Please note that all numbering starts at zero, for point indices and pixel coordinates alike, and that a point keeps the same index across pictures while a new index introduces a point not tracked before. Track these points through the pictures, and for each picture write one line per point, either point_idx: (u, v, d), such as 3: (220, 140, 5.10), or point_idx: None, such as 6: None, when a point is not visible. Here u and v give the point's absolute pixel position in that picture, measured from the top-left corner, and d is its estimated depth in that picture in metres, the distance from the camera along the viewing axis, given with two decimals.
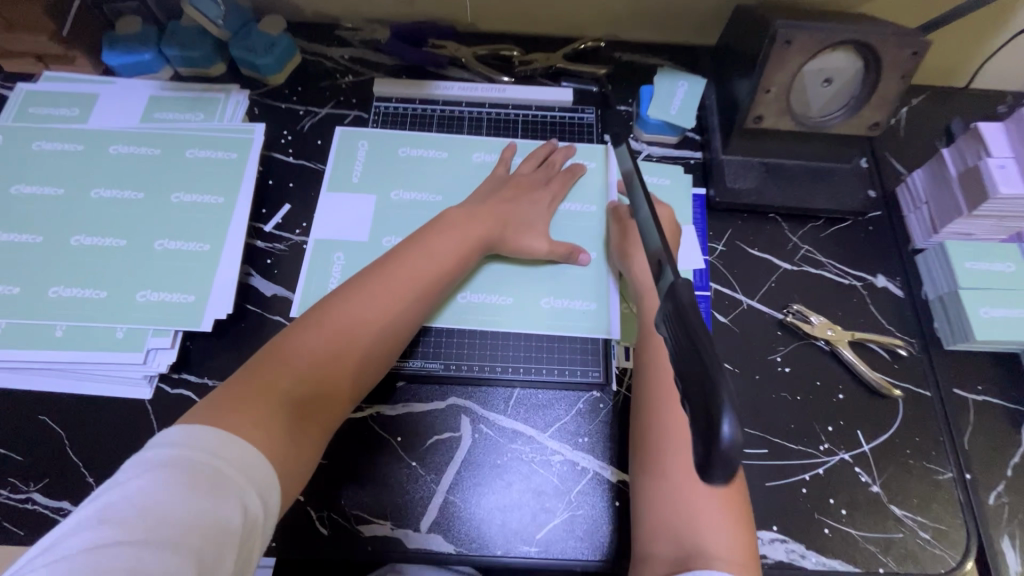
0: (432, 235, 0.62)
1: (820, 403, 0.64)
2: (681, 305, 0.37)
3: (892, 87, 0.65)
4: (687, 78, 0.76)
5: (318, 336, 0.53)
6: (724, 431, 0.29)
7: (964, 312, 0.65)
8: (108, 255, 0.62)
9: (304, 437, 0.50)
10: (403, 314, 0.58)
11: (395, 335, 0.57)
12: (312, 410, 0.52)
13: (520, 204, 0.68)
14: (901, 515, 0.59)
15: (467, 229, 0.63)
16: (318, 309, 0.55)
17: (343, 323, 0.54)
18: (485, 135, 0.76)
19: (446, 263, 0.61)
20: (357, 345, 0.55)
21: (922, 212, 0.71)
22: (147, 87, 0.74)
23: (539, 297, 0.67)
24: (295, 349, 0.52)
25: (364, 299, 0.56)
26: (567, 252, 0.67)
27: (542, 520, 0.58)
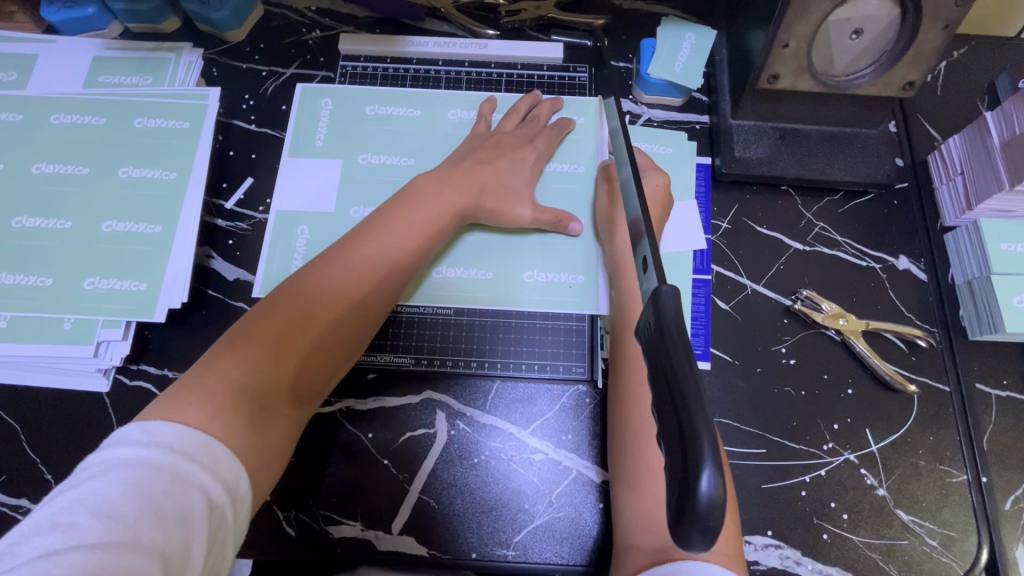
0: (407, 201, 0.55)
1: (827, 399, 0.59)
2: (662, 321, 0.33)
3: (933, 39, 0.56)
4: (694, 29, 0.68)
5: (283, 317, 0.46)
6: (703, 486, 0.26)
7: (994, 301, 0.58)
8: (54, 239, 0.58)
9: (268, 431, 0.43)
10: (380, 288, 0.51)
11: (369, 311, 0.51)
12: (283, 400, 0.45)
13: (501, 163, 0.60)
14: (907, 520, 0.55)
15: (442, 200, 0.55)
16: (278, 292, 0.48)
17: (307, 302, 0.47)
18: (464, 91, 0.68)
19: (422, 232, 0.54)
20: (331, 325, 0.48)
21: (955, 183, 0.64)
22: (90, 46, 0.67)
23: (521, 271, 0.61)
24: (260, 331, 0.45)
25: (335, 274, 0.49)
26: (553, 219, 0.60)
27: (521, 522, 0.54)
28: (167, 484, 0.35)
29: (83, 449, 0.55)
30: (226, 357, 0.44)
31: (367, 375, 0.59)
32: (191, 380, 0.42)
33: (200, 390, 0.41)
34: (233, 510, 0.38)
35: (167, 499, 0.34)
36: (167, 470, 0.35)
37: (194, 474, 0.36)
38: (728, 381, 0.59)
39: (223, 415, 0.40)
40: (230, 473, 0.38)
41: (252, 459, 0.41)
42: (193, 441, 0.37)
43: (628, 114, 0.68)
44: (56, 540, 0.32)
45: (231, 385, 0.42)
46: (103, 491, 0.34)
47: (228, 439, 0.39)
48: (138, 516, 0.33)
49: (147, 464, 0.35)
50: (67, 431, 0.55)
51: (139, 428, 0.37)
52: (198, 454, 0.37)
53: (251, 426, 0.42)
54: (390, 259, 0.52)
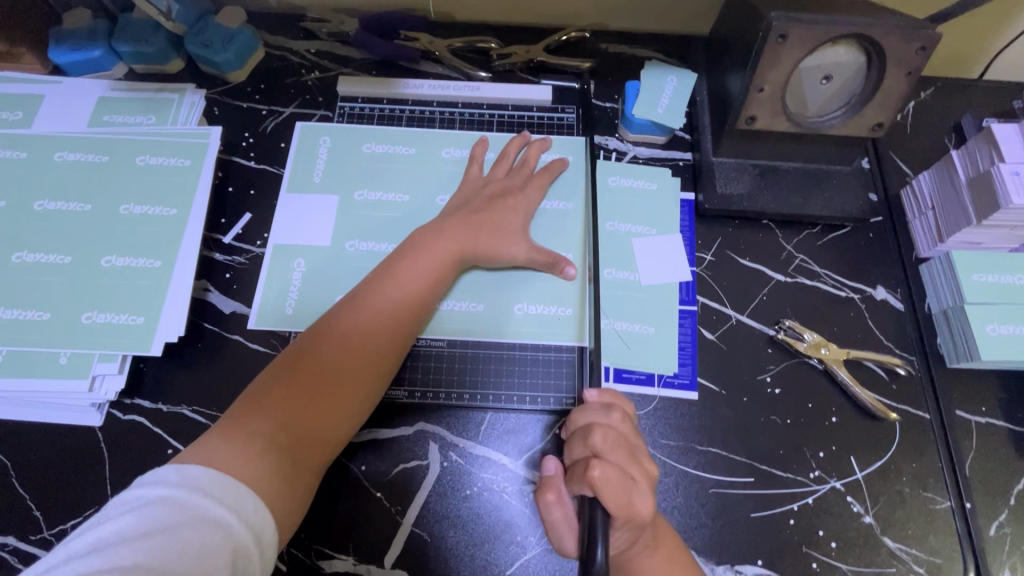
0: (415, 248, 0.57)
1: (812, 427, 0.60)
2: None
3: (898, 84, 0.59)
4: (676, 72, 0.71)
5: (303, 371, 0.49)
6: None
7: (969, 329, 0.60)
8: (53, 274, 0.59)
9: (292, 480, 0.45)
10: (390, 337, 0.53)
11: (382, 360, 0.52)
12: (309, 446, 0.47)
13: (494, 210, 0.62)
14: (894, 547, 0.56)
15: (443, 246, 0.58)
16: (298, 348, 0.51)
17: (324, 356, 0.50)
18: (458, 130, 0.71)
19: (426, 281, 0.56)
20: (351, 369, 0.50)
21: (927, 217, 0.67)
22: (96, 87, 0.69)
23: (511, 303, 0.63)
24: (286, 379, 0.49)
25: (347, 327, 0.52)
26: (548, 261, 0.62)
27: (514, 555, 0.55)
28: (194, 520, 0.38)
29: (74, 484, 0.54)
30: (255, 408, 0.47)
31: None
32: (224, 429, 0.45)
33: (231, 441, 0.44)
34: (257, 550, 0.40)
35: (192, 535, 0.37)
36: (194, 510, 0.38)
37: (220, 513, 0.39)
38: (717, 410, 0.60)
39: (250, 462, 0.43)
40: (255, 515, 0.41)
41: (278, 501, 0.43)
42: (221, 484, 0.40)
43: (614, 151, 0.71)
44: (92, 562, 0.35)
45: (259, 432, 0.45)
46: (134, 523, 0.37)
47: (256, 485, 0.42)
48: (166, 547, 0.36)
49: (173, 501, 0.38)
50: (58, 465, 0.55)
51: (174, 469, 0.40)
52: (222, 495, 0.40)
53: (278, 469, 0.44)
54: (402, 303, 0.54)
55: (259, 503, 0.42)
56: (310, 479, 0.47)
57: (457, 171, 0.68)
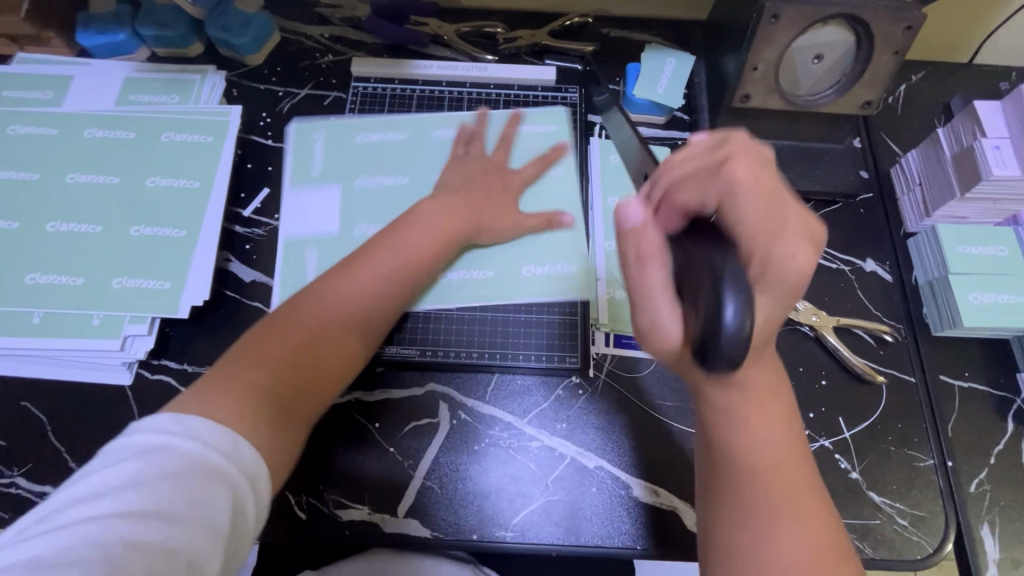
0: (417, 220, 0.61)
1: (803, 390, 0.63)
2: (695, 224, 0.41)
3: (886, 63, 0.62)
4: (674, 55, 0.75)
5: (294, 329, 0.50)
6: (727, 314, 0.34)
7: (953, 298, 0.63)
8: (84, 242, 0.62)
9: (287, 432, 0.45)
10: (377, 307, 0.56)
11: (370, 326, 0.55)
12: (302, 402, 0.48)
13: (490, 187, 0.66)
14: (878, 501, 0.59)
15: (439, 218, 0.61)
16: (286, 309, 0.52)
17: (315, 318, 0.51)
18: (467, 108, 0.74)
19: (423, 252, 0.59)
20: (345, 330, 0.53)
21: (915, 194, 0.70)
22: (121, 68, 0.73)
23: (520, 266, 0.66)
24: (282, 333, 0.49)
25: (337, 291, 0.54)
26: (542, 221, 0.66)
27: (519, 505, 0.58)
28: (198, 472, 0.38)
29: (108, 437, 0.58)
30: (244, 363, 0.47)
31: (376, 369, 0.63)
32: (212, 380, 0.45)
33: (223, 391, 0.44)
34: (260, 505, 0.41)
35: (192, 476, 0.38)
36: (197, 460, 0.38)
37: (222, 467, 0.39)
38: None
39: (244, 414, 0.43)
40: (258, 470, 0.41)
41: (273, 453, 0.43)
42: (221, 434, 0.40)
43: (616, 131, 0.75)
44: (97, 508, 0.35)
45: (252, 385, 0.45)
46: (136, 471, 0.37)
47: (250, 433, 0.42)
48: (172, 496, 0.36)
49: (168, 450, 0.38)
50: (93, 420, 0.59)
51: (176, 419, 0.39)
52: (224, 448, 0.40)
53: (274, 422, 0.45)
54: (397, 273, 0.57)
55: (256, 451, 0.42)
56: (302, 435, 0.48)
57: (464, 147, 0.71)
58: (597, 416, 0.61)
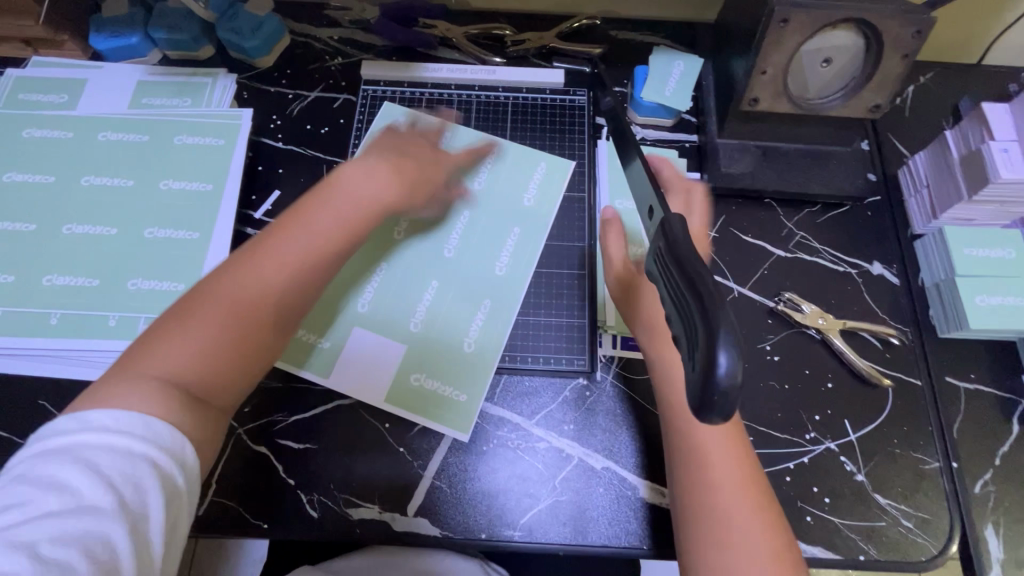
0: (326, 195, 0.57)
1: (809, 392, 0.64)
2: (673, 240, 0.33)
3: (895, 66, 0.62)
4: (682, 57, 0.75)
5: (213, 313, 0.49)
6: (720, 364, 0.26)
7: (959, 299, 0.63)
8: (100, 244, 0.64)
9: (205, 416, 0.47)
10: (298, 288, 0.53)
11: (295, 306, 0.53)
12: (221, 388, 0.49)
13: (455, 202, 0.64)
14: (884, 503, 0.60)
15: (344, 204, 0.57)
16: (204, 289, 0.50)
17: (235, 299, 0.50)
18: (473, 126, 0.74)
19: (320, 239, 0.54)
20: (269, 304, 0.51)
21: (922, 195, 0.69)
22: (134, 72, 0.73)
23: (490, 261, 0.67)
24: (200, 309, 0.49)
25: (256, 271, 0.51)
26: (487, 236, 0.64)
27: (527, 505, 0.59)
28: (115, 458, 0.40)
29: None
30: (154, 348, 0.47)
31: None
32: (122, 370, 0.45)
33: (133, 381, 0.44)
34: (183, 474, 0.43)
35: (97, 453, 0.40)
36: (112, 448, 0.41)
37: (137, 449, 0.41)
38: None
39: (153, 404, 0.43)
40: (178, 443, 0.43)
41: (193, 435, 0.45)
42: (133, 421, 0.42)
43: None
44: (16, 515, 0.37)
45: (160, 371, 0.45)
46: (50, 471, 0.39)
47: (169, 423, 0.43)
48: (87, 486, 0.39)
49: (64, 446, 0.40)
50: None
51: (90, 413, 0.42)
52: (140, 431, 0.42)
53: (188, 406, 0.45)
54: (314, 245, 0.54)
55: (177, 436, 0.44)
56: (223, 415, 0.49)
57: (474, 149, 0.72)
58: (604, 417, 0.62)
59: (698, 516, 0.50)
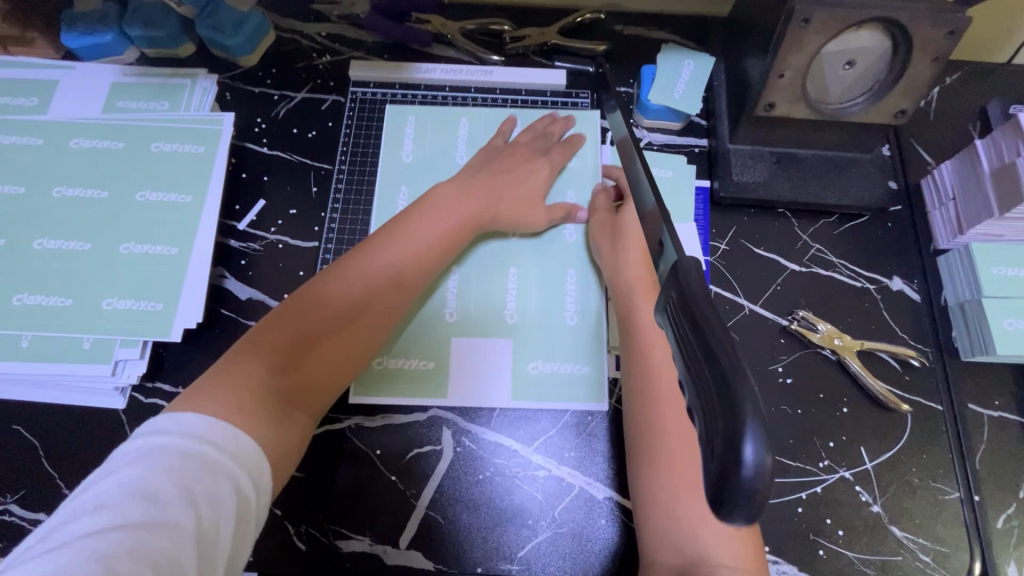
0: (422, 211, 0.60)
1: (823, 418, 0.60)
2: (683, 290, 0.30)
3: (924, 70, 0.58)
4: (693, 56, 0.70)
5: (313, 317, 0.51)
6: (748, 456, 0.23)
7: (985, 322, 0.60)
8: (73, 260, 0.60)
9: (293, 421, 0.48)
10: (393, 296, 0.55)
11: (387, 315, 0.55)
12: (310, 393, 0.50)
13: (516, 172, 0.65)
14: (901, 536, 0.57)
15: (441, 211, 0.60)
16: (305, 293, 0.53)
17: (332, 304, 0.52)
18: (472, 105, 0.72)
19: (426, 250, 0.58)
20: (363, 312, 0.53)
21: (947, 209, 0.66)
22: (109, 72, 0.69)
23: (563, 268, 0.65)
24: (297, 313, 0.51)
25: (354, 277, 0.54)
26: (564, 214, 0.66)
27: (525, 537, 0.56)
28: (201, 470, 0.39)
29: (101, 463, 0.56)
30: (251, 351, 0.48)
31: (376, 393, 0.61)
32: (220, 373, 0.46)
33: (230, 382, 0.45)
34: (256, 495, 0.41)
35: (185, 464, 0.39)
36: (199, 459, 0.39)
37: (222, 463, 0.40)
38: None
39: (247, 410, 0.44)
40: (255, 462, 0.42)
41: (279, 443, 0.46)
42: (222, 432, 0.42)
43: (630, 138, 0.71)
44: (99, 520, 0.36)
45: (258, 373, 0.47)
46: (137, 476, 0.38)
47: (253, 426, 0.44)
48: (173, 497, 0.37)
49: (167, 449, 0.39)
50: (86, 446, 0.57)
51: (186, 418, 0.41)
52: (226, 443, 0.41)
53: (278, 411, 0.46)
54: (408, 257, 0.57)
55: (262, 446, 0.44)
56: (308, 422, 0.50)
57: (481, 136, 0.70)
58: (606, 444, 0.59)
59: (659, 526, 0.48)
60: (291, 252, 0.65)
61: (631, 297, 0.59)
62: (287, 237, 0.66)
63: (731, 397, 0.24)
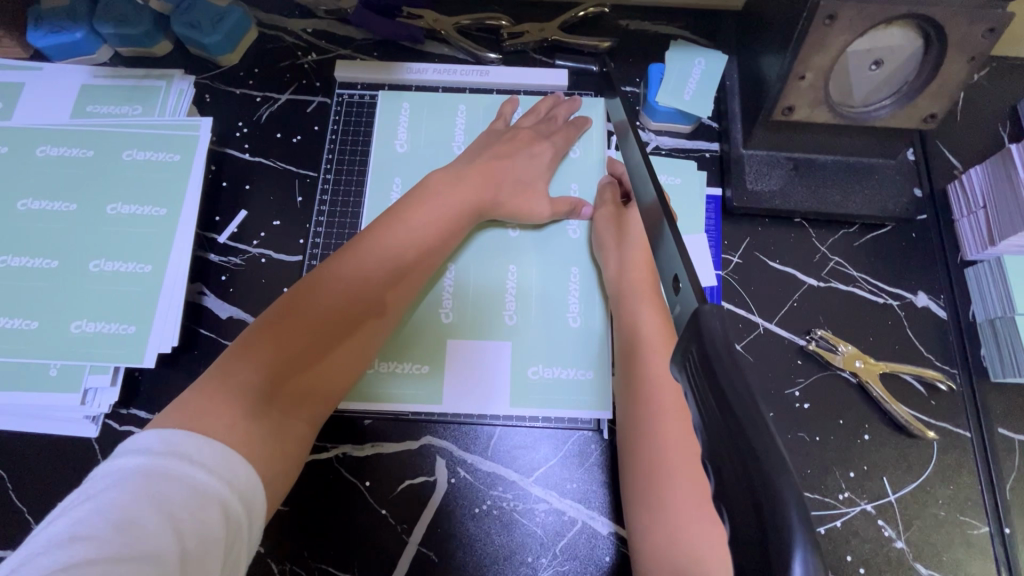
0: (420, 200, 0.55)
1: (843, 445, 0.56)
2: (706, 349, 0.25)
3: (958, 71, 0.53)
4: (705, 54, 0.65)
5: (305, 318, 0.46)
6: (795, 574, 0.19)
7: (1019, 344, 0.56)
8: (40, 279, 0.56)
9: (288, 435, 0.44)
10: (391, 292, 0.51)
11: (386, 312, 0.51)
12: (306, 402, 0.46)
13: (517, 158, 0.61)
14: (926, 574, 0.53)
15: (438, 200, 0.56)
16: (296, 293, 0.48)
17: (326, 304, 0.47)
18: (468, 90, 0.68)
19: (424, 241, 0.53)
20: (360, 310, 0.49)
21: (977, 217, 0.61)
22: (79, 75, 0.64)
23: (567, 265, 0.61)
24: (287, 315, 0.46)
25: (350, 273, 0.49)
26: (568, 208, 0.61)
27: (525, 574, 0.52)
28: (188, 497, 0.35)
29: None
30: (237, 361, 0.44)
31: (364, 420, 0.57)
32: (203, 388, 0.41)
33: (216, 398, 0.41)
34: (249, 521, 0.37)
35: (172, 489, 0.35)
36: (185, 482, 0.35)
37: (212, 487, 0.36)
38: None
39: (236, 428, 0.40)
40: (248, 485, 0.38)
41: (272, 461, 0.41)
42: (211, 452, 0.37)
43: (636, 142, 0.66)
44: (74, 553, 0.32)
45: (247, 385, 0.42)
46: (117, 502, 0.34)
47: (249, 443, 0.40)
48: (157, 528, 0.33)
49: (147, 470, 0.35)
50: (55, 479, 0.53)
51: (168, 439, 0.37)
52: (214, 465, 0.37)
53: (271, 425, 0.42)
54: (410, 251, 0.52)
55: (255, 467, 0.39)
56: (305, 434, 0.46)
57: (479, 127, 0.66)
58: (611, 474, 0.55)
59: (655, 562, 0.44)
60: (275, 267, 0.61)
61: (628, 298, 0.55)
62: (270, 250, 0.61)
63: (770, 495, 0.21)
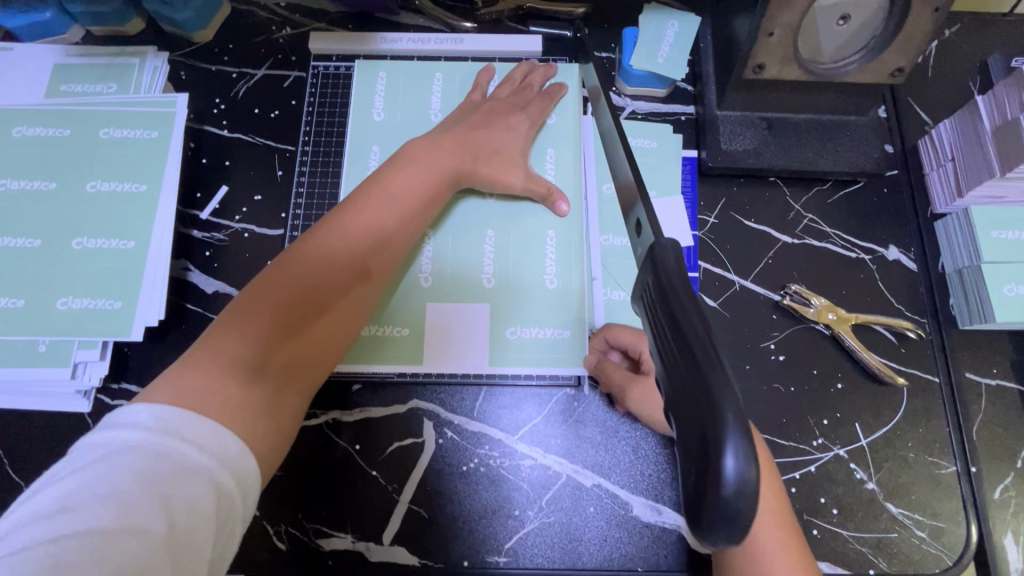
0: (398, 170, 0.56)
1: (817, 394, 0.58)
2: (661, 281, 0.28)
3: (923, 23, 0.54)
4: (677, 16, 0.66)
5: (288, 289, 0.47)
6: (726, 466, 0.23)
7: (984, 290, 0.57)
8: (23, 258, 0.57)
9: (279, 403, 0.45)
10: (374, 262, 0.52)
11: (369, 281, 0.51)
12: (295, 372, 0.47)
13: (493, 129, 0.61)
14: (895, 513, 0.55)
15: (415, 170, 0.56)
16: (278, 266, 0.49)
17: (309, 275, 0.48)
18: (443, 58, 0.68)
19: (404, 211, 0.54)
20: (343, 280, 0.50)
21: (946, 169, 0.62)
22: (50, 54, 0.64)
23: (543, 230, 0.62)
24: (270, 287, 0.47)
25: (331, 243, 0.50)
26: (545, 191, 0.61)
27: (513, 527, 0.54)
28: (175, 472, 0.35)
29: None
30: (223, 333, 0.44)
31: (353, 386, 0.58)
32: (191, 361, 0.42)
33: (202, 370, 0.41)
34: (241, 495, 0.38)
35: (160, 464, 0.35)
36: (172, 458, 0.36)
37: (201, 463, 0.36)
38: None
39: (223, 398, 0.40)
40: (239, 458, 0.39)
41: (263, 428, 0.42)
42: (199, 424, 0.38)
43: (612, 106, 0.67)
44: (61, 524, 0.32)
45: (232, 356, 0.43)
46: (106, 475, 0.34)
47: (242, 411, 0.41)
48: (146, 501, 0.34)
49: (137, 445, 0.36)
50: (50, 451, 0.55)
51: (154, 412, 0.37)
52: (204, 440, 0.37)
53: (260, 394, 0.43)
54: (390, 220, 0.53)
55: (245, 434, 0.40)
56: (296, 403, 0.47)
57: (456, 96, 0.66)
58: (593, 430, 0.57)
59: None
60: (258, 241, 0.61)
61: None
62: (253, 225, 0.62)
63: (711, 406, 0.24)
